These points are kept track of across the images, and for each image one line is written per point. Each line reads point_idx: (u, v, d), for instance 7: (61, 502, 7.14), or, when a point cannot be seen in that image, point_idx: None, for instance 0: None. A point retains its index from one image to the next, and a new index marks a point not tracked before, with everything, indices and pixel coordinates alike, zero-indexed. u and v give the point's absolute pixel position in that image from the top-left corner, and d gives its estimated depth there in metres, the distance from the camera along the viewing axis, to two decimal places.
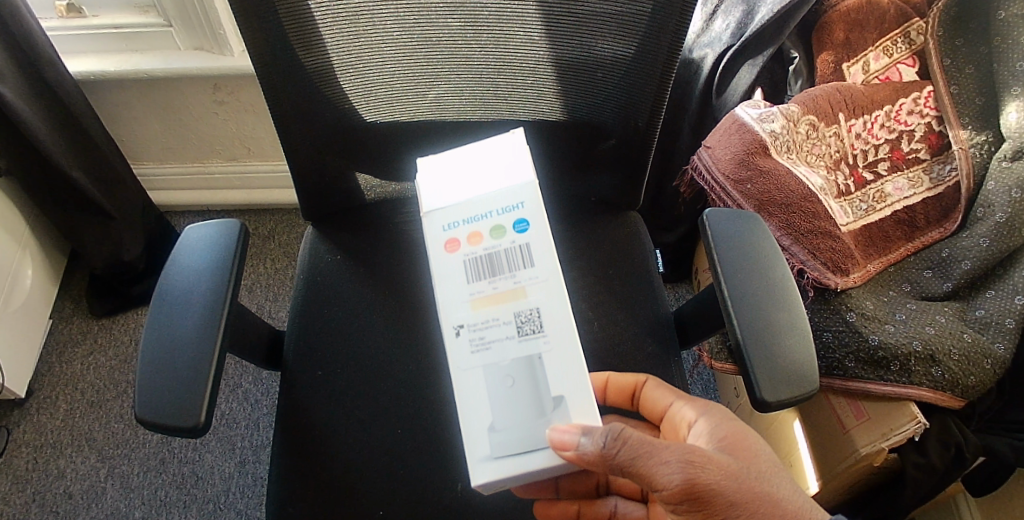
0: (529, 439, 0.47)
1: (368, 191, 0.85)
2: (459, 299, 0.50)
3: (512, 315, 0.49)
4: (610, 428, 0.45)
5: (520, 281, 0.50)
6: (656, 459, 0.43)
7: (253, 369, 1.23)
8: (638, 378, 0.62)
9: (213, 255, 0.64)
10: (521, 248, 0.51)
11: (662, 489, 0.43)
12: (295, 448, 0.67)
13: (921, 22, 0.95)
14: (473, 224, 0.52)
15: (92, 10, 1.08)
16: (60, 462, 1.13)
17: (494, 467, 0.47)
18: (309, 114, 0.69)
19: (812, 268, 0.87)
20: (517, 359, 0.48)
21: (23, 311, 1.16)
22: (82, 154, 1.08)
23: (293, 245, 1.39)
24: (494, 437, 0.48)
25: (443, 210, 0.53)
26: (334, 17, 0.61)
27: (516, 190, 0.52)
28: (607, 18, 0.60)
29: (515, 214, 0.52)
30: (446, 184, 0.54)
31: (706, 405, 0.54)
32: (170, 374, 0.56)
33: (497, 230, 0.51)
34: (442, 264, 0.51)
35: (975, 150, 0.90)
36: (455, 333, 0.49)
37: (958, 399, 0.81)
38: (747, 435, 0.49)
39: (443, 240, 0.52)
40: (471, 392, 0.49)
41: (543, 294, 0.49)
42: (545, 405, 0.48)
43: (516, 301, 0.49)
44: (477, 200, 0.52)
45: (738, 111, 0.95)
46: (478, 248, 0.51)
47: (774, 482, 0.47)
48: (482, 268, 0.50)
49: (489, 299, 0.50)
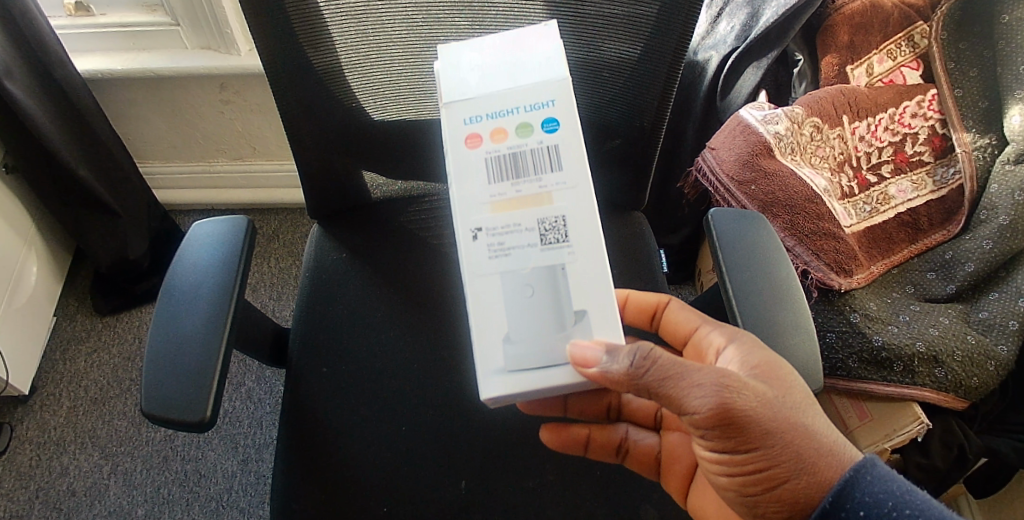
0: (547, 353, 0.47)
1: (374, 189, 0.85)
2: (478, 200, 0.47)
3: (535, 222, 0.47)
4: (639, 347, 0.44)
5: (546, 186, 0.47)
6: (689, 381, 0.43)
7: (256, 368, 1.23)
8: (661, 298, 0.62)
9: (221, 250, 0.65)
10: (548, 150, 0.48)
11: (694, 412, 0.43)
12: (302, 443, 0.67)
13: (925, 25, 0.95)
14: (497, 119, 0.48)
15: (100, 10, 1.09)
16: (64, 458, 1.13)
17: (508, 380, 0.46)
18: (317, 113, 0.70)
19: (817, 269, 0.87)
20: (539, 269, 0.47)
21: (29, 308, 1.16)
22: (88, 152, 1.08)
23: (297, 245, 1.40)
24: (508, 349, 0.47)
25: (463, 102, 0.49)
26: (344, 15, 0.62)
27: (544, 87, 0.49)
28: (613, 20, 0.60)
29: (543, 112, 0.48)
30: (468, 75, 0.50)
31: (735, 332, 0.53)
32: (176, 370, 0.56)
33: (524, 128, 0.48)
34: (461, 159, 0.48)
35: (979, 152, 0.92)
36: (471, 235, 0.47)
37: (961, 400, 0.82)
38: (779, 363, 0.48)
39: (463, 134, 0.48)
40: (487, 301, 0.47)
41: (570, 200, 0.47)
42: (566, 319, 0.47)
43: (540, 207, 0.47)
44: (502, 93, 0.49)
45: (743, 113, 0.94)
46: (502, 146, 0.48)
47: (807, 413, 0.47)
48: (505, 168, 0.48)
49: (511, 202, 0.47)
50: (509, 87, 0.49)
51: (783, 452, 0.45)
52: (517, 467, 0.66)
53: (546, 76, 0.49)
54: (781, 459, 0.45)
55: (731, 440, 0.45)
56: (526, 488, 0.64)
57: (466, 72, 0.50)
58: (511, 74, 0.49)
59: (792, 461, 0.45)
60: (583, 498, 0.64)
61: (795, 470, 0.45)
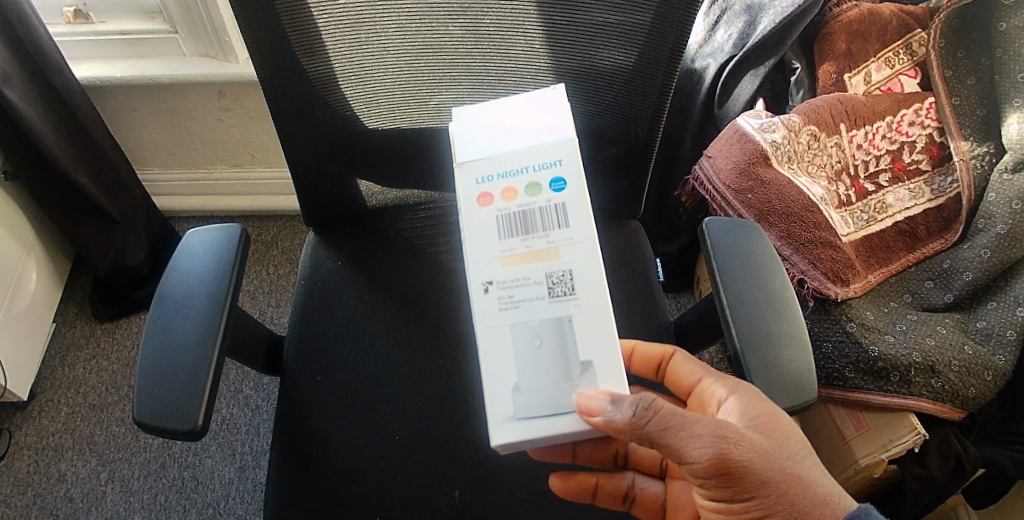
0: (556, 403, 0.46)
1: (370, 197, 0.85)
2: (488, 255, 0.48)
3: (543, 276, 0.47)
4: (641, 397, 0.44)
5: (554, 241, 0.47)
6: (689, 432, 0.43)
7: (254, 374, 1.23)
8: (665, 349, 0.61)
9: (213, 259, 0.65)
10: (557, 209, 0.48)
11: (693, 462, 0.43)
12: (296, 454, 0.67)
13: (923, 33, 0.95)
14: (507, 179, 0.49)
15: (99, 17, 1.10)
16: (62, 465, 1.13)
17: (516, 428, 0.46)
18: (311, 121, 0.70)
19: (813, 278, 0.87)
20: (547, 321, 0.46)
21: (28, 313, 1.17)
22: (87, 158, 1.08)
23: (296, 251, 1.40)
24: (518, 398, 0.47)
25: (475, 162, 0.50)
26: (337, 23, 0.62)
27: (553, 147, 0.49)
28: (608, 29, 0.60)
29: (552, 171, 0.49)
30: (479, 137, 0.51)
31: (736, 384, 0.53)
32: (169, 376, 0.57)
33: (533, 187, 0.48)
34: (472, 218, 0.49)
35: (976, 161, 0.91)
36: (482, 290, 0.47)
37: (959, 411, 0.82)
38: (779, 416, 0.49)
39: (474, 194, 0.49)
40: (497, 352, 0.47)
41: (578, 256, 0.47)
42: (572, 370, 0.47)
43: (548, 262, 0.47)
44: (512, 154, 0.49)
45: (740, 121, 0.93)
46: (511, 204, 0.48)
47: (805, 463, 0.47)
48: (515, 224, 0.48)
49: (521, 257, 0.47)
50: (518, 148, 0.50)
51: (780, 500, 0.44)
52: (513, 480, 0.65)
53: (556, 137, 0.50)
54: (779, 507, 0.44)
55: (729, 488, 0.44)
56: (521, 499, 0.64)
57: (476, 134, 0.51)
58: (519, 136, 0.50)
59: (789, 510, 0.44)
60: (577, 511, 0.63)
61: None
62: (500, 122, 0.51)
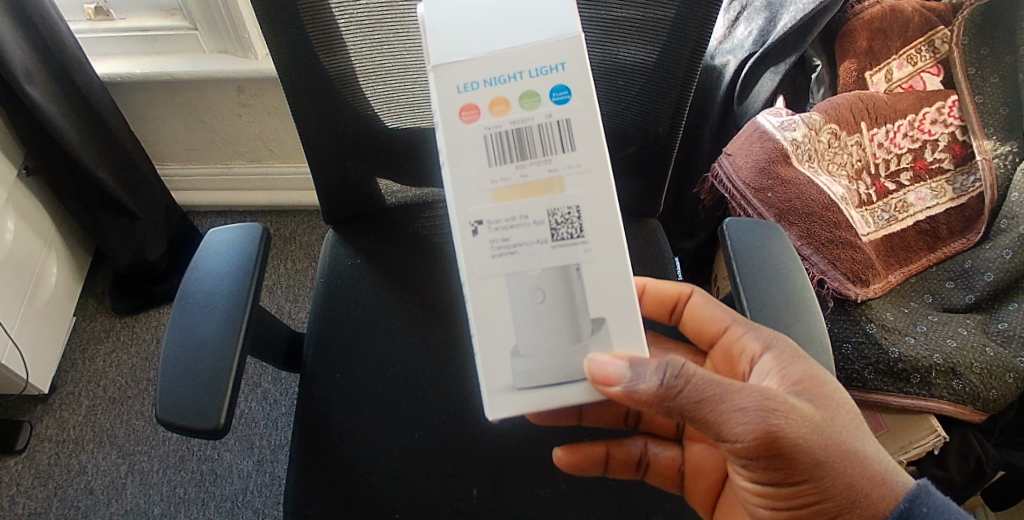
0: (562, 371, 0.45)
1: (391, 196, 0.86)
2: (478, 187, 0.42)
3: (545, 214, 0.43)
4: (669, 364, 0.43)
5: (557, 170, 0.42)
6: (730, 405, 0.42)
7: (273, 370, 1.24)
8: (682, 290, 0.62)
9: (236, 256, 0.65)
10: (559, 125, 0.42)
11: (738, 440, 0.42)
12: (316, 449, 0.67)
13: (946, 30, 0.94)
14: (497, 87, 0.42)
15: (120, 14, 1.11)
16: (82, 457, 1.15)
17: (517, 399, 0.45)
18: (334, 120, 0.70)
19: (833, 279, 0.86)
20: (550, 271, 0.43)
21: (49, 307, 1.18)
22: (107, 156, 1.09)
23: (314, 247, 1.41)
24: (518, 364, 0.45)
25: (457, 64, 0.42)
26: (357, 24, 0.62)
27: (554, 45, 0.42)
28: (628, 25, 0.60)
29: (553, 77, 0.42)
30: (460, 28, 0.42)
31: (771, 337, 0.51)
32: (191, 372, 0.57)
33: (529, 97, 0.42)
34: (454, 137, 0.42)
35: (999, 160, 0.90)
36: (471, 231, 0.43)
37: (978, 413, 0.81)
38: (824, 380, 0.47)
39: (457, 106, 0.42)
40: (491, 307, 0.44)
41: (585, 188, 0.43)
42: (582, 329, 0.45)
43: (550, 195, 0.42)
44: (503, 54, 0.42)
45: (760, 118, 0.93)
46: (503, 119, 0.42)
47: (858, 436, 0.46)
48: (509, 147, 0.42)
49: (516, 189, 0.42)
50: (509, 45, 0.42)
51: (835, 483, 0.45)
52: (533, 474, 0.66)
53: (557, 30, 0.42)
54: (834, 493, 0.45)
55: (780, 471, 0.44)
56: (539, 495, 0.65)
57: (456, 21, 0.42)
58: (512, 28, 0.42)
59: (844, 495, 0.45)
60: (597, 507, 0.63)
61: (848, 506, 0.45)
62: (485, 5, 0.42)
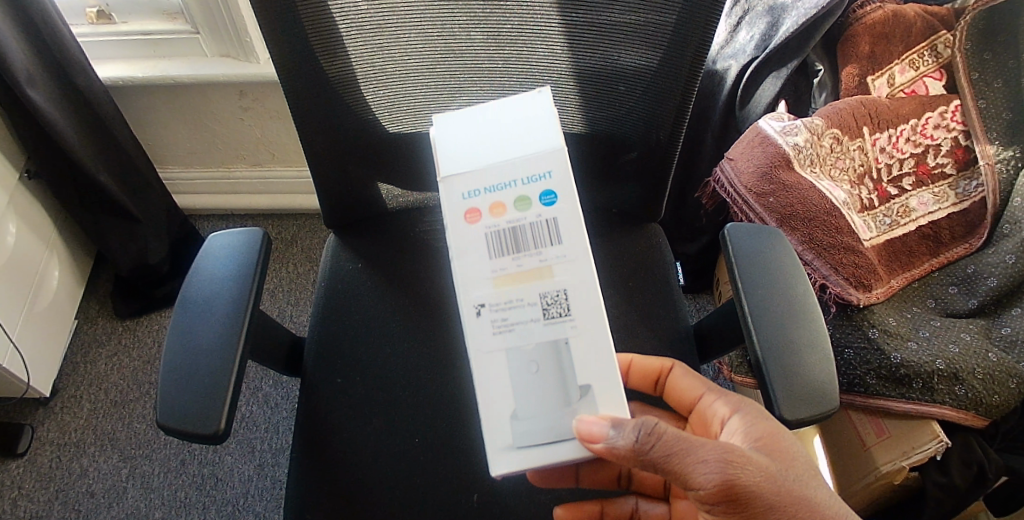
0: (554, 430, 0.47)
1: (391, 200, 0.85)
2: (480, 275, 0.48)
3: (537, 296, 0.47)
4: (643, 421, 0.44)
5: (547, 259, 0.47)
6: (694, 458, 0.43)
7: (274, 373, 1.24)
8: (663, 363, 0.61)
9: (237, 263, 0.65)
10: (548, 223, 0.48)
11: (699, 488, 0.43)
12: (316, 457, 0.67)
13: (948, 35, 0.94)
14: (495, 194, 0.48)
15: (122, 17, 1.11)
16: (83, 461, 1.15)
17: (516, 457, 0.47)
18: (336, 124, 0.70)
19: (834, 284, 0.86)
20: (543, 345, 0.47)
21: (51, 310, 1.19)
22: (109, 158, 1.10)
23: (315, 250, 1.41)
24: (516, 427, 0.47)
25: (461, 176, 0.49)
26: (359, 30, 0.62)
27: (542, 158, 0.49)
28: (628, 30, 0.60)
29: (541, 184, 0.48)
30: (467, 147, 0.50)
31: (740, 402, 0.53)
32: (193, 375, 0.57)
33: (522, 201, 0.48)
34: (460, 236, 0.48)
35: (1002, 165, 0.90)
36: (475, 312, 0.47)
37: (981, 419, 0.80)
38: (782, 436, 0.48)
39: (462, 210, 0.48)
40: (492, 377, 0.47)
41: (572, 275, 0.47)
42: (571, 395, 0.47)
43: (542, 280, 0.47)
44: (499, 166, 0.49)
45: (761, 123, 0.93)
46: (501, 220, 0.48)
47: (811, 483, 0.47)
48: (506, 242, 0.48)
49: (512, 276, 0.47)
50: (505, 159, 0.49)
51: None
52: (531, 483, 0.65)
53: (544, 146, 0.49)
54: None
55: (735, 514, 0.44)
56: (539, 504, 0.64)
57: (460, 145, 0.50)
58: (508, 145, 0.49)
59: None
60: None
61: None
62: (484, 130, 0.50)
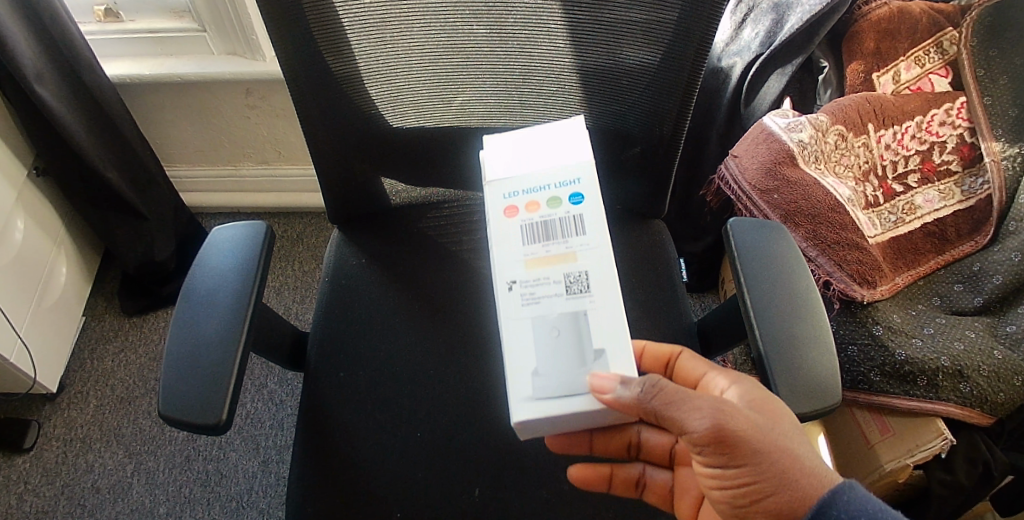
0: (570, 385, 0.47)
1: (395, 195, 0.86)
2: (513, 259, 0.50)
3: (562, 276, 0.49)
4: (646, 377, 0.44)
5: (573, 246, 0.50)
6: (690, 405, 0.44)
7: (278, 370, 1.25)
8: (672, 348, 0.59)
9: (240, 255, 0.66)
10: (575, 219, 0.51)
11: (693, 432, 0.43)
12: (319, 449, 0.67)
13: (954, 32, 0.94)
14: (531, 193, 0.52)
15: (129, 16, 1.11)
16: (89, 456, 1.16)
17: (535, 407, 0.46)
18: (341, 119, 0.71)
19: (839, 280, 0.86)
20: (565, 316, 0.48)
21: (58, 306, 1.19)
22: (117, 156, 1.11)
23: (321, 248, 1.41)
24: (537, 381, 0.47)
25: (502, 181, 0.53)
26: (361, 22, 0.62)
27: (572, 167, 0.53)
28: (630, 27, 0.60)
29: (571, 187, 0.52)
30: (506, 158, 0.54)
31: (737, 374, 0.53)
32: (196, 365, 0.58)
33: (554, 201, 0.51)
34: (498, 226, 0.51)
35: (1008, 162, 0.89)
36: (506, 288, 0.49)
37: (987, 416, 0.80)
38: (773, 398, 0.49)
39: (501, 206, 0.52)
40: (517, 341, 0.48)
41: (595, 260, 0.49)
42: (587, 356, 0.47)
43: (566, 265, 0.49)
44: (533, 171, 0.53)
45: (766, 120, 0.93)
46: (535, 215, 0.51)
47: (797, 439, 0.47)
48: (537, 233, 0.50)
49: (542, 260, 0.50)
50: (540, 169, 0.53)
51: (771, 467, 0.44)
52: (531, 477, 0.65)
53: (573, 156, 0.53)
54: (768, 474, 0.44)
55: (724, 456, 0.44)
56: (540, 499, 0.64)
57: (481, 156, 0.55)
58: (540, 154, 0.54)
59: (779, 476, 0.44)
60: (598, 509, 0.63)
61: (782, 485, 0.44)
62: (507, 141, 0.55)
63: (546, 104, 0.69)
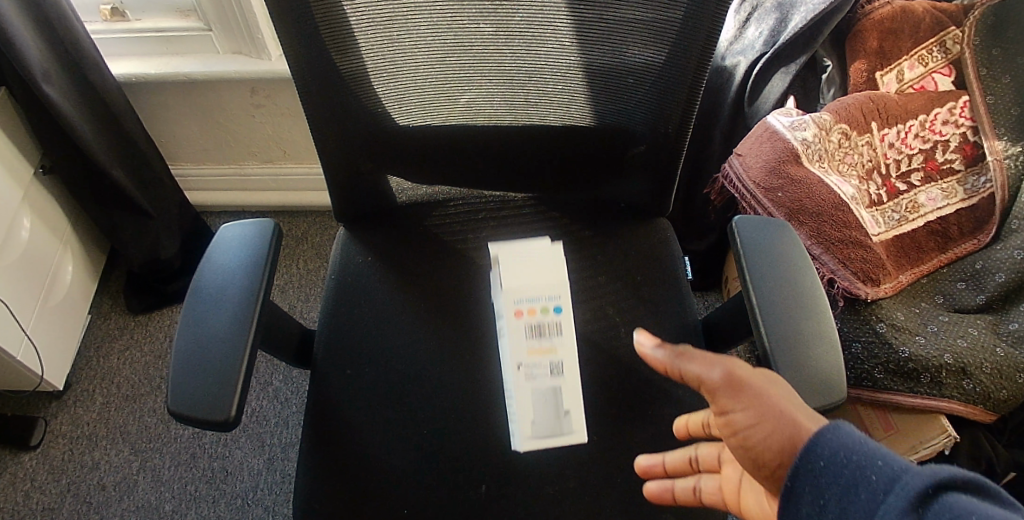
0: (548, 412, 0.67)
1: (402, 193, 0.87)
2: (509, 308, 0.70)
3: (541, 339, 0.69)
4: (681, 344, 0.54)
5: (550, 312, 0.69)
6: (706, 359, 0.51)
7: (283, 369, 1.25)
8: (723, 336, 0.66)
9: (248, 253, 0.66)
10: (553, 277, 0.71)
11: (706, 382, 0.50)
12: (328, 445, 0.68)
13: (957, 31, 0.94)
14: (522, 257, 0.73)
15: (135, 15, 1.12)
16: (95, 453, 1.16)
17: (526, 431, 0.67)
18: (348, 118, 0.71)
19: (842, 278, 0.86)
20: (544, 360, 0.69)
21: (64, 303, 1.20)
22: (122, 154, 1.11)
23: (325, 247, 1.42)
24: (527, 415, 0.67)
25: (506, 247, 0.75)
26: (371, 22, 0.62)
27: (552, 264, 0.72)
28: (637, 26, 0.60)
29: (548, 254, 0.73)
30: None
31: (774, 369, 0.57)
32: (205, 363, 0.58)
33: (536, 263, 0.73)
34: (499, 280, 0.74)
35: (1011, 161, 0.89)
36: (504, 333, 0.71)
37: (988, 412, 0.81)
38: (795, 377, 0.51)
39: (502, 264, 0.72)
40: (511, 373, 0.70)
41: (564, 324, 0.69)
42: (554, 396, 0.68)
43: (546, 328, 0.69)
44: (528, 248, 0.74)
45: (771, 118, 0.93)
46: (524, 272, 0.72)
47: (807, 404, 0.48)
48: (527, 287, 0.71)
49: (528, 317, 0.69)
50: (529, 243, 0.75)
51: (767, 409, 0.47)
52: (538, 473, 0.66)
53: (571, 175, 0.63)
54: (763, 415, 0.46)
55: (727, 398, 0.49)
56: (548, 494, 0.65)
57: None
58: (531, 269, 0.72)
59: (775, 418, 0.46)
60: (605, 504, 0.64)
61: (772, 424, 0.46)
62: None
63: (552, 103, 0.70)
